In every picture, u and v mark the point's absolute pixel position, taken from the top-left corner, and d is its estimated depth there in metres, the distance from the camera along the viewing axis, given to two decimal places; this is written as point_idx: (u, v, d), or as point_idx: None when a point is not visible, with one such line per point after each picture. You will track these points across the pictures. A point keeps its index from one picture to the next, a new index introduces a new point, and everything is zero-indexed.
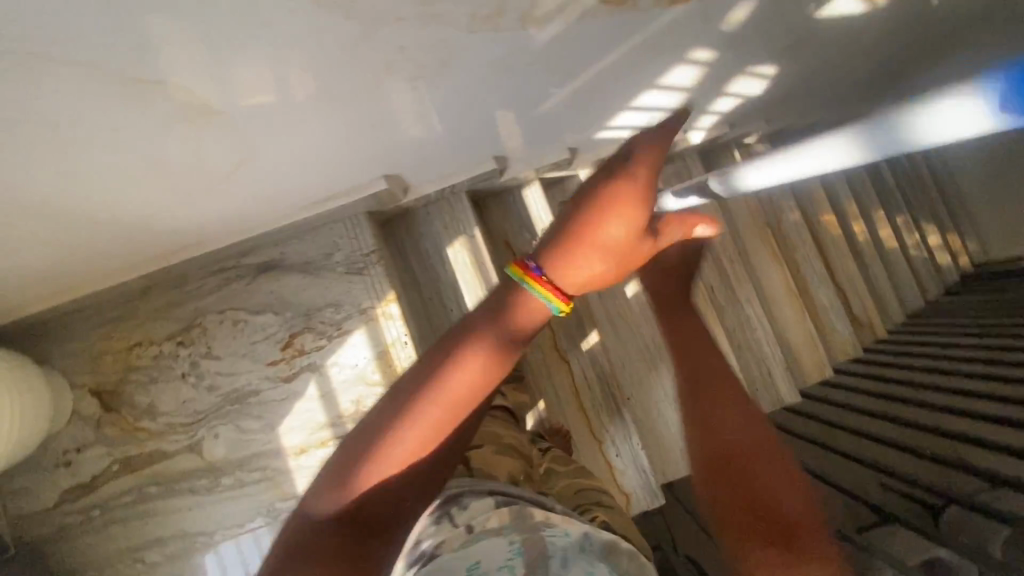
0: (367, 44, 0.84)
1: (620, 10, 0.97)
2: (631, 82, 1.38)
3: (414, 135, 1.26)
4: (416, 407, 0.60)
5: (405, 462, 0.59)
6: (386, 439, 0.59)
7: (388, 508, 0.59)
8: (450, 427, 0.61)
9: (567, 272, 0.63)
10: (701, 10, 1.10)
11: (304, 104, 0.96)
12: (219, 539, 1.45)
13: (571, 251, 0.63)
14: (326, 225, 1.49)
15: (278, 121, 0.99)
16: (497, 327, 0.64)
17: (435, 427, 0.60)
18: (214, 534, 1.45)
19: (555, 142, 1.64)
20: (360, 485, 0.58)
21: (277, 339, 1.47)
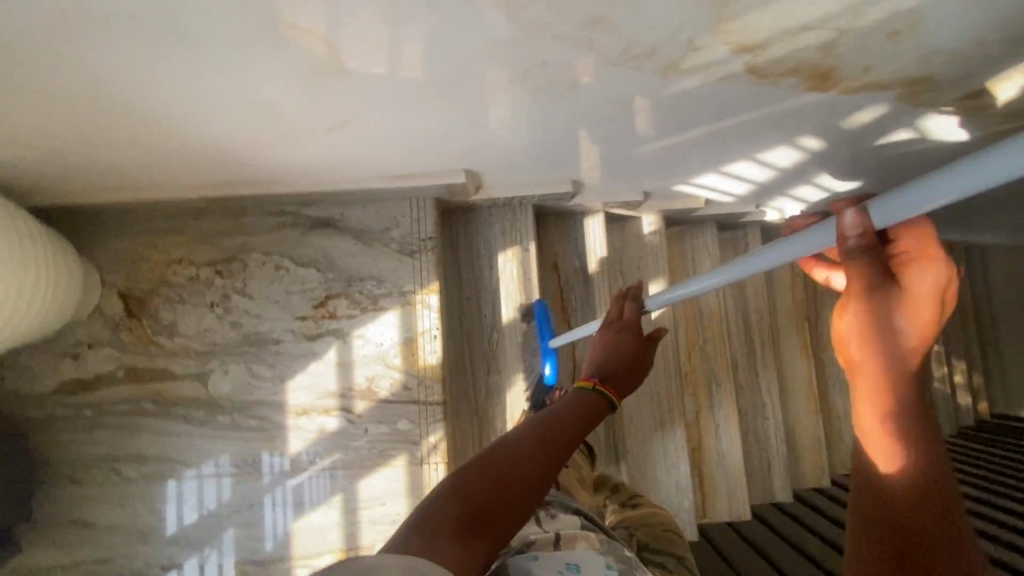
0: (507, 46, 0.82)
1: (760, 83, 0.95)
2: (733, 149, 1.35)
3: (509, 142, 1.24)
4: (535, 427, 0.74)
5: (523, 462, 0.70)
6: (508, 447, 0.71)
7: (501, 504, 0.67)
8: (558, 448, 0.73)
9: (613, 379, 0.90)
10: (833, 104, 1.08)
11: (421, 83, 0.95)
12: (197, 472, 1.43)
13: (609, 361, 0.92)
14: (393, 199, 1.47)
15: (393, 95, 0.99)
16: (577, 407, 0.80)
17: (546, 445, 0.73)
18: (194, 465, 1.43)
19: (634, 182, 1.62)
20: (484, 474, 0.68)
21: (312, 296, 1.46)
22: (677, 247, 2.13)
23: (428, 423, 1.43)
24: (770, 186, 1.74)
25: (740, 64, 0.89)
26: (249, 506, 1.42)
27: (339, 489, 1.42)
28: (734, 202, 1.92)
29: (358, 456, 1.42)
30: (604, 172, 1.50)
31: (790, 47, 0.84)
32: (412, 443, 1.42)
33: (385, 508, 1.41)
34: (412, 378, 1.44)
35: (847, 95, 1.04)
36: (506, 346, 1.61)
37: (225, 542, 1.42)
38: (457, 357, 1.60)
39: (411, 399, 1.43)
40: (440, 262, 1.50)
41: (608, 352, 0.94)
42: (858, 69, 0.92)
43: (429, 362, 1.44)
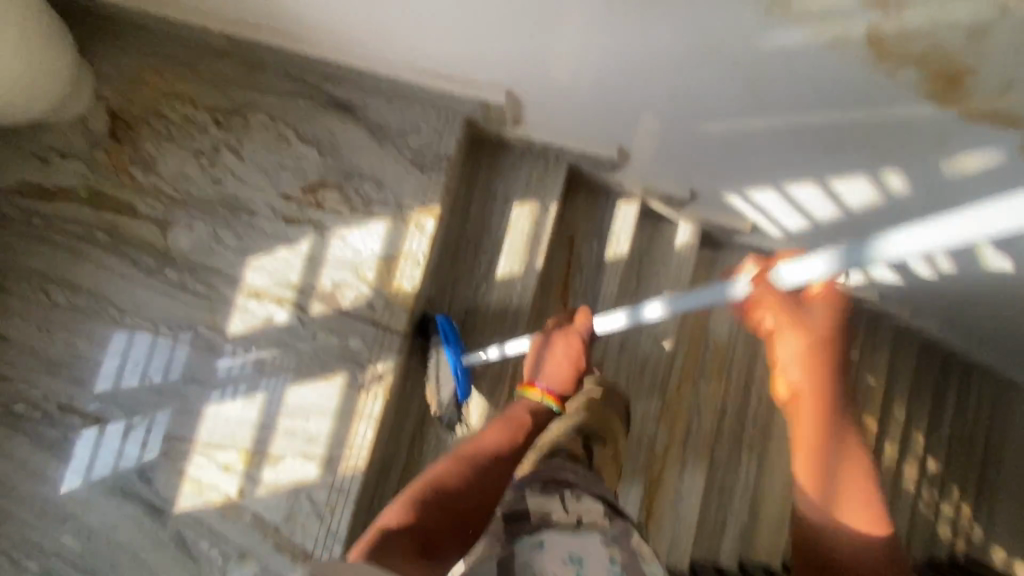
0: None
1: (876, 65, 0.78)
2: (806, 162, 1.18)
3: (563, 69, 1.08)
4: (462, 470, 0.91)
5: (457, 497, 0.85)
6: (440, 489, 0.86)
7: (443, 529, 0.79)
8: (487, 483, 0.90)
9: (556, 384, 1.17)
10: (947, 128, 0.89)
11: None
12: (126, 321, 1.32)
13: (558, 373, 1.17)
14: (421, 103, 1.33)
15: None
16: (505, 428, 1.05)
17: (475, 483, 0.89)
18: (125, 313, 1.32)
19: (683, 175, 1.45)
20: (429, 510, 0.81)
21: (305, 178, 1.33)
22: (705, 268, 1.96)
23: (380, 350, 1.29)
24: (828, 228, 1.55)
25: (863, 27, 0.72)
26: (168, 373, 1.30)
27: (265, 387, 1.29)
28: (781, 237, 1.74)
29: (297, 359, 1.29)
30: (656, 149, 1.33)
31: (934, 19, 0.67)
32: (357, 366, 1.28)
33: (306, 423, 1.28)
34: (379, 298, 1.30)
35: (970, 120, 0.85)
36: (490, 302, 1.46)
37: (131, 402, 1.30)
38: (437, 296, 1.46)
39: (371, 320, 1.29)
40: (450, 188, 1.35)
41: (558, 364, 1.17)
42: (998, 82, 0.75)
43: (404, 288, 1.30)
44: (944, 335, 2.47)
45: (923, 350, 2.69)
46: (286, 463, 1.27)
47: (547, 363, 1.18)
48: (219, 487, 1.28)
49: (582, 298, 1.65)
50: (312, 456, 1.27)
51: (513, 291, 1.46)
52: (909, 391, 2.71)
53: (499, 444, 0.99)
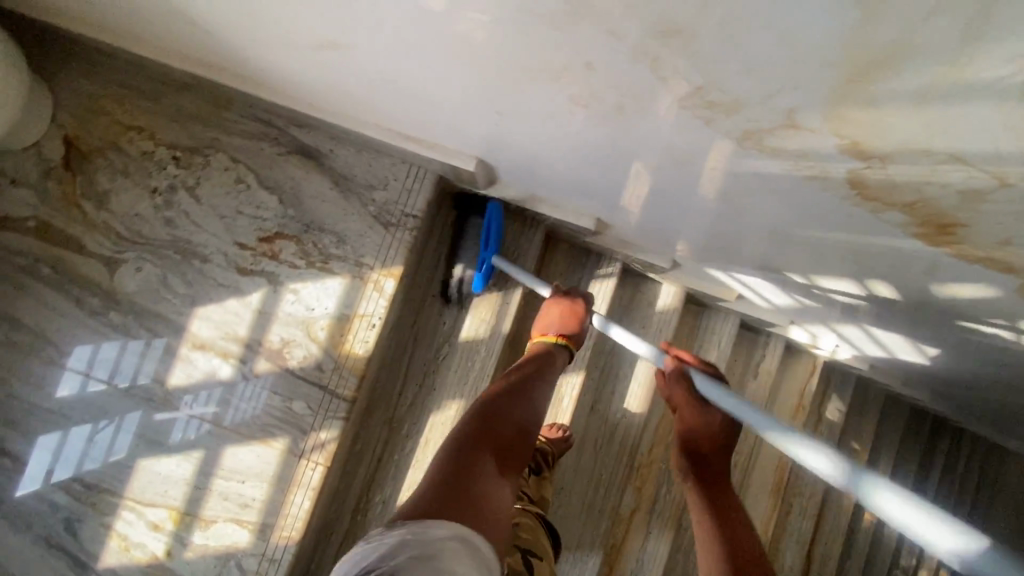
0: (545, 34, 0.60)
1: (861, 202, 0.70)
2: (789, 259, 1.09)
3: (532, 149, 1.01)
4: (512, 397, 1.07)
5: (509, 424, 1.03)
6: (501, 416, 1.03)
7: (502, 446, 0.98)
8: (529, 406, 1.08)
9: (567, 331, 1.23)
10: (937, 261, 0.81)
11: (432, 42, 0.72)
12: (84, 369, 1.25)
13: (566, 328, 1.23)
14: (391, 156, 1.25)
15: (395, 41, 0.76)
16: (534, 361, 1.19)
17: (521, 410, 1.07)
18: (83, 361, 1.25)
19: (665, 246, 1.37)
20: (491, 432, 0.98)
21: (262, 226, 1.26)
22: (688, 328, 1.88)
23: (326, 415, 1.22)
24: (816, 309, 1.46)
25: (843, 170, 0.64)
26: (121, 432, 1.24)
27: (204, 444, 1.23)
28: (768, 308, 1.66)
29: (239, 417, 1.23)
30: (635, 222, 1.26)
31: (921, 178, 0.59)
32: (300, 430, 1.22)
33: (242, 487, 1.22)
34: (329, 360, 1.23)
35: (963, 259, 0.77)
36: (452, 364, 1.39)
37: (80, 457, 1.24)
38: (396, 353, 1.39)
39: (319, 383, 1.22)
40: (415, 246, 1.28)
41: (562, 321, 1.23)
42: (994, 236, 0.67)
43: (356, 351, 1.23)
44: (935, 405, 2.38)
45: (911, 416, 2.61)
46: (217, 527, 1.21)
47: (545, 320, 1.25)
48: (145, 546, 1.22)
49: None
50: (245, 521, 1.21)
51: (475, 354, 1.39)
52: (895, 457, 2.62)
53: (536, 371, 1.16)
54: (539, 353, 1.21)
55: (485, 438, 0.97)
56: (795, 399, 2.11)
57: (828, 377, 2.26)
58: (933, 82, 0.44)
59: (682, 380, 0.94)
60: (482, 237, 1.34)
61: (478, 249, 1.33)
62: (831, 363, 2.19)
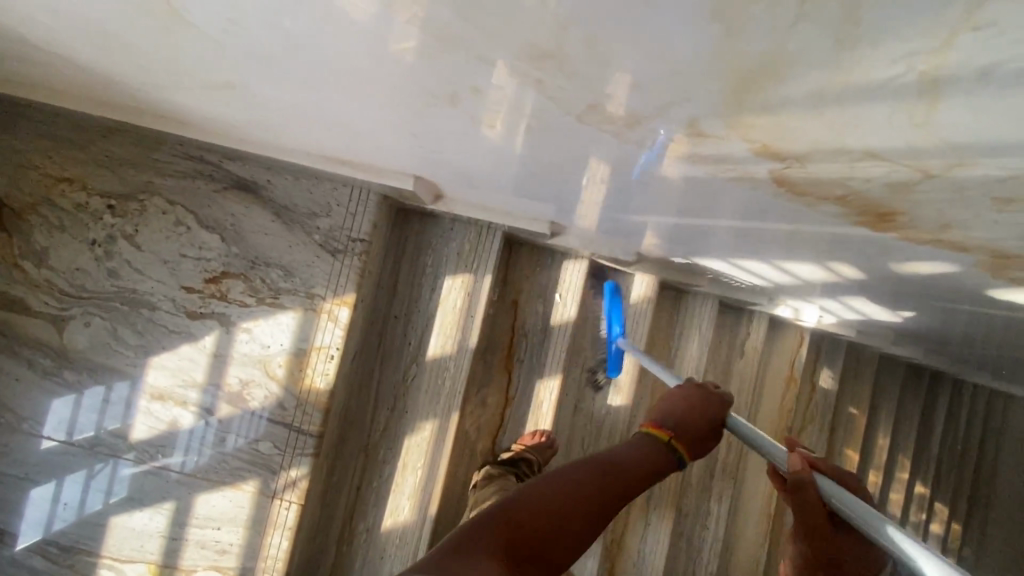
0: (425, 60, 0.55)
1: (793, 197, 0.66)
2: (748, 247, 1.05)
3: (464, 163, 0.97)
4: (588, 478, 0.73)
5: (557, 504, 0.70)
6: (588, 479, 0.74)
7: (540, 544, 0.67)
8: (599, 510, 0.71)
9: (685, 433, 0.86)
10: (888, 245, 0.77)
11: (323, 74, 0.67)
12: (64, 436, 1.22)
13: (686, 431, 0.86)
14: (331, 180, 1.21)
15: (288, 77, 0.71)
16: (686, 421, 0.87)
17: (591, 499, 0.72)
18: (62, 428, 1.22)
19: (626, 241, 1.32)
20: (532, 510, 0.68)
21: (207, 267, 1.22)
22: (667, 315, 1.85)
23: (294, 454, 1.20)
24: (789, 287, 1.42)
25: (765, 170, 0.59)
26: (108, 496, 1.21)
27: (174, 495, 1.20)
28: (744, 288, 1.62)
29: (207, 464, 1.20)
30: (590, 222, 1.21)
31: (844, 174, 0.55)
32: (269, 471, 1.19)
33: (217, 533, 1.20)
34: (290, 396, 1.20)
35: (912, 243, 0.73)
36: (422, 385, 1.35)
37: (67, 522, 1.22)
38: (363, 379, 1.36)
39: (283, 422, 1.20)
40: (367, 270, 1.24)
41: (682, 412, 0.88)
42: (934, 220, 0.63)
43: (317, 385, 1.19)
44: (930, 360, 2.34)
45: (906, 373, 2.58)
46: None
47: (660, 406, 0.90)
48: None
49: (527, 364, 1.55)
50: (224, 568, 1.19)
51: (445, 371, 1.35)
52: (894, 415, 2.60)
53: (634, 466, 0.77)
54: (645, 447, 0.82)
55: (520, 520, 0.67)
56: (785, 373, 2.09)
57: (819, 345, 2.23)
58: (824, 89, 0.40)
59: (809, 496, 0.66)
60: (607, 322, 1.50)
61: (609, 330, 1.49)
62: (820, 332, 2.15)
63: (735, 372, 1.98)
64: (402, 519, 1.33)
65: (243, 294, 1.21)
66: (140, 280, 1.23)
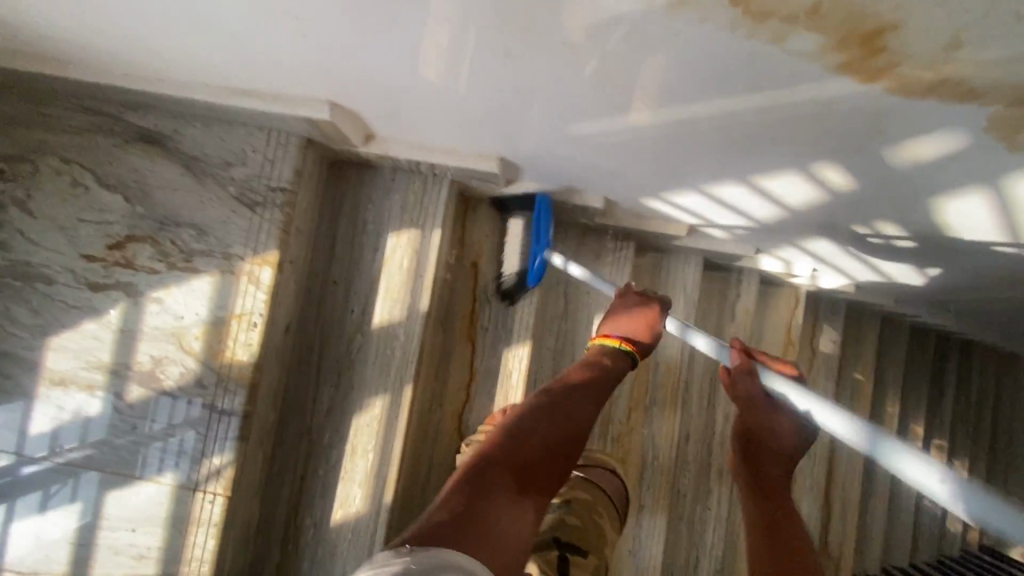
0: None
1: (750, 29, 0.52)
2: (717, 158, 0.90)
3: (378, 70, 0.83)
4: (558, 407, 0.79)
5: (548, 431, 0.76)
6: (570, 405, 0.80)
7: (533, 475, 0.72)
8: (578, 427, 0.79)
9: (632, 332, 0.94)
10: (877, 110, 0.63)
11: None
12: (15, 451, 1.06)
13: (634, 330, 0.94)
14: (245, 125, 1.07)
15: None
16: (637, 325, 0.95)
17: (568, 422, 0.78)
18: (12, 442, 1.06)
19: (589, 181, 1.18)
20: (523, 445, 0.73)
21: (109, 231, 1.07)
22: (648, 277, 1.70)
23: (217, 439, 1.04)
24: (776, 226, 1.28)
25: None
26: (73, 515, 1.05)
27: (84, 494, 1.05)
28: (728, 237, 1.48)
29: (118, 455, 1.05)
30: (542, 155, 1.07)
31: None
32: (188, 459, 1.04)
33: (133, 536, 1.04)
34: (209, 372, 1.04)
35: (905, 98, 0.59)
36: (369, 357, 1.20)
37: (27, 548, 1.05)
38: (302, 355, 1.20)
39: (202, 403, 1.04)
40: (293, 225, 1.09)
41: (629, 319, 0.96)
42: (930, 38, 0.49)
43: (239, 358, 1.04)
44: (936, 318, 2.19)
45: (911, 336, 2.43)
46: None
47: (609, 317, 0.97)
48: None
49: (493, 332, 1.40)
50: None
51: (394, 341, 1.19)
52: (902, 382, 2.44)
53: (595, 376, 0.86)
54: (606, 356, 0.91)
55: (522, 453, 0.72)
56: (782, 337, 1.93)
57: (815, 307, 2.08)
58: None
59: (753, 378, 0.76)
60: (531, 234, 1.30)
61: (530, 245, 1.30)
62: (815, 291, 2.01)
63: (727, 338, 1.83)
64: (353, 510, 1.17)
65: (151, 260, 1.06)
66: (35, 252, 1.07)
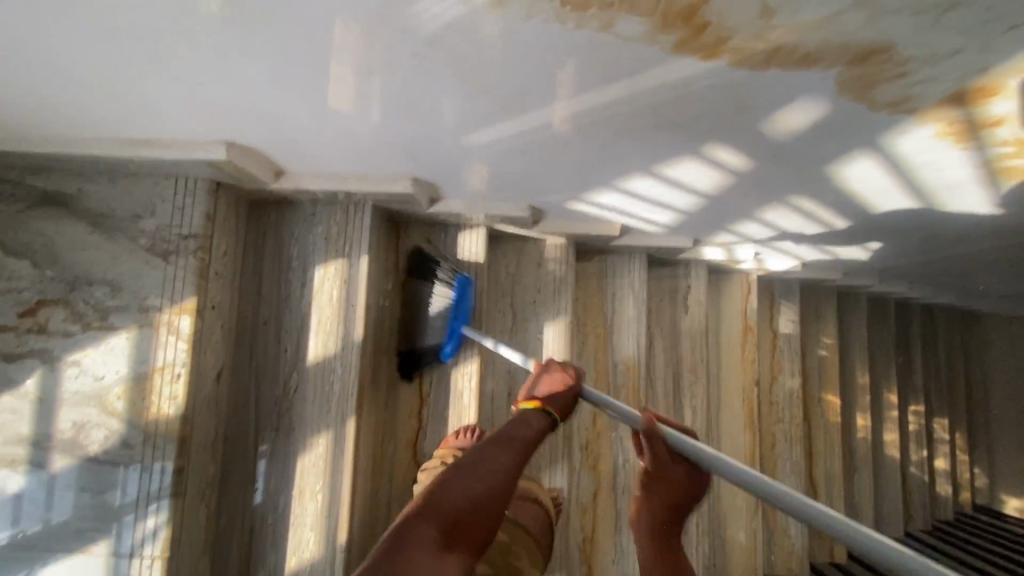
0: None
1: (574, 19, 0.54)
2: (614, 152, 0.92)
3: (263, 106, 0.83)
4: (485, 458, 0.69)
5: (479, 480, 0.66)
6: (498, 456, 0.70)
7: (467, 531, 0.62)
8: (511, 474, 0.69)
9: (556, 401, 0.87)
10: (732, 85, 0.64)
11: None
12: None
13: (561, 400, 0.88)
14: (151, 175, 1.06)
15: None
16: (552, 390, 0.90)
17: (503, 468, 0.69)
18: None
19: (509, 192, 1.19)
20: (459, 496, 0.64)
21: (19, 299, 1.04)
22: (595, 280, 1.72)
23: (150, 499, 1.00)
24: (701, 214, 1.29)
25: None
26: None
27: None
28: (662, 232, 1.50)
29: (46, 530, 1.00)
30: (454, 172, 1.08)
31: None
32: (122, 525, 0.99)
33: None
34: (135, 430, 1.01)
35: (750, 69, 0.60)
36: (307, 395, 1.17)
37: None
38: (238, 401, 1.18)
39: (130, 464, 1.00)
40: (210, 269, 1.07)
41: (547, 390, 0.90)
42: (743, 8, 0.51)
43: (165, 413, 1.01)
44: (888, 285, 2.23)
45: (869, 307, 2.47)
46: None
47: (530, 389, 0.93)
48: None
49: None
50: None
51: (332, 374, 1.17)
52: (869, 352, 2.47)
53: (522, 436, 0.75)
54: (528, 418, 0.81)
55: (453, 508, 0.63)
56: (740, 322, 1.95)
57: (769, 292, 2.11)
58: None
59: (659, 444, 0.74)
60: (452, 306, 1.31)
61: (448, 318, 1.30)
62: (766, 274, 2.03)
63: (684, 331, 1.83)
64: (308, 555, 1.12)
65: (66, 323, 1.03)
66: None
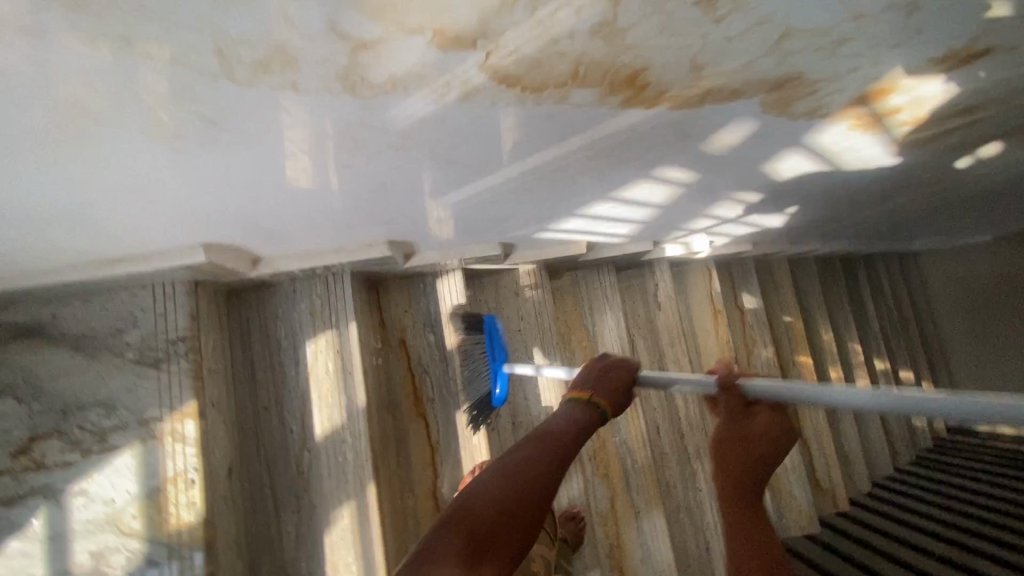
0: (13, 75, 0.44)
1: (532, 98, 0.60)
2: (576, 188, 0.99)
3: (240, 208, 0.86)
4: (518, 461, 0.70)
5: (510, 488, 0.66)
6: (539, 456, 0.71)
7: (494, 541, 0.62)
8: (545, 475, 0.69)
9: (604, 390, 0.86)
10: (674, 123, 0.72)
11: None
12: None
13: (608, 388, 0.86)
14: (126, 288, 1.05)
15: None
16: (611, 375, 0.89)
17: (536, 468, 0.70)
18: None
19: (478, 236, 1.25)
20: (488, 507, 0.64)
21: (8, 440, 1.00)
22: (570, 296, 1.79)
23: None
24: (658, 221, 1.39)
25: (475, 69, 0.52)
26: None
27: None
28: (624, 241, 1.59)
29: None
30: (427, 229, 1.13)
31: (535, 37, 0.49)
32: None
33: None
34: (158, 546, 0.99)
35: (688, 108, 0.68)
36: (322, 470, 1.18)
37: None
38: (253, 491, 1.17)
39: None
40: (204, 368, 1.07)
41: (600, 377, 0.88)
42: (675, 68, 0.58)
43: (185, 522, 1.00)
44: (831, 245, 2.41)
45: (817, 268, 2.65)
46: None
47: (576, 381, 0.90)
48: None
49: (440, 399, 1.41)
50: None
51: (343, 445, 1.18)
52: (827, 309, 2.65)
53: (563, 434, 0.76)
54: (574, 415, 0.80)
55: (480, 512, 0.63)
56: (709, 307, 2.07)
57: (728, 273, 2.25)
58: None
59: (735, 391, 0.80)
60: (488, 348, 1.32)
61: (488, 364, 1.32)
62: (722, 258, 2.16)
63: (660, 326, 1.93)
64: None
65: (64, 453, 1.01)
66: None
